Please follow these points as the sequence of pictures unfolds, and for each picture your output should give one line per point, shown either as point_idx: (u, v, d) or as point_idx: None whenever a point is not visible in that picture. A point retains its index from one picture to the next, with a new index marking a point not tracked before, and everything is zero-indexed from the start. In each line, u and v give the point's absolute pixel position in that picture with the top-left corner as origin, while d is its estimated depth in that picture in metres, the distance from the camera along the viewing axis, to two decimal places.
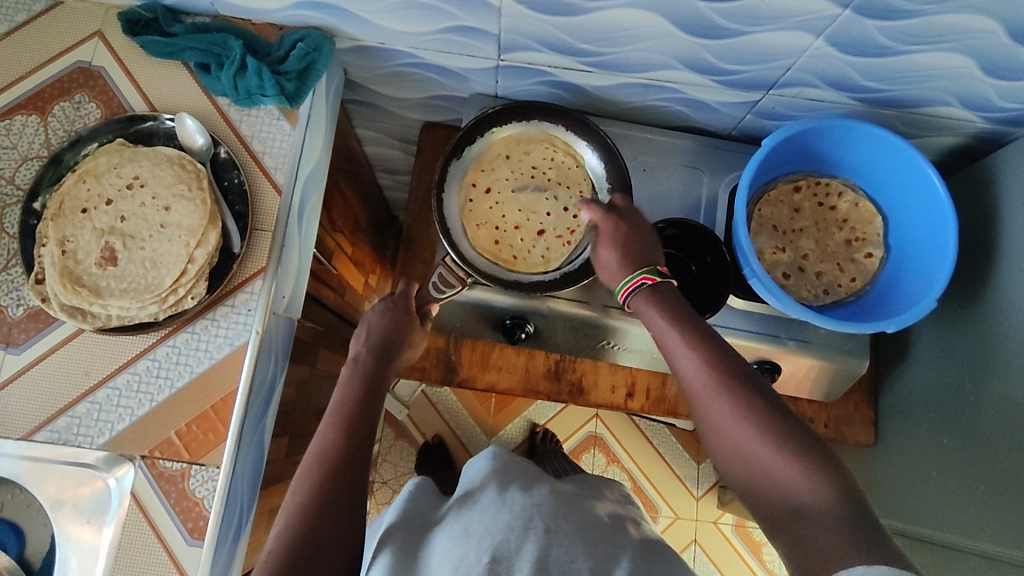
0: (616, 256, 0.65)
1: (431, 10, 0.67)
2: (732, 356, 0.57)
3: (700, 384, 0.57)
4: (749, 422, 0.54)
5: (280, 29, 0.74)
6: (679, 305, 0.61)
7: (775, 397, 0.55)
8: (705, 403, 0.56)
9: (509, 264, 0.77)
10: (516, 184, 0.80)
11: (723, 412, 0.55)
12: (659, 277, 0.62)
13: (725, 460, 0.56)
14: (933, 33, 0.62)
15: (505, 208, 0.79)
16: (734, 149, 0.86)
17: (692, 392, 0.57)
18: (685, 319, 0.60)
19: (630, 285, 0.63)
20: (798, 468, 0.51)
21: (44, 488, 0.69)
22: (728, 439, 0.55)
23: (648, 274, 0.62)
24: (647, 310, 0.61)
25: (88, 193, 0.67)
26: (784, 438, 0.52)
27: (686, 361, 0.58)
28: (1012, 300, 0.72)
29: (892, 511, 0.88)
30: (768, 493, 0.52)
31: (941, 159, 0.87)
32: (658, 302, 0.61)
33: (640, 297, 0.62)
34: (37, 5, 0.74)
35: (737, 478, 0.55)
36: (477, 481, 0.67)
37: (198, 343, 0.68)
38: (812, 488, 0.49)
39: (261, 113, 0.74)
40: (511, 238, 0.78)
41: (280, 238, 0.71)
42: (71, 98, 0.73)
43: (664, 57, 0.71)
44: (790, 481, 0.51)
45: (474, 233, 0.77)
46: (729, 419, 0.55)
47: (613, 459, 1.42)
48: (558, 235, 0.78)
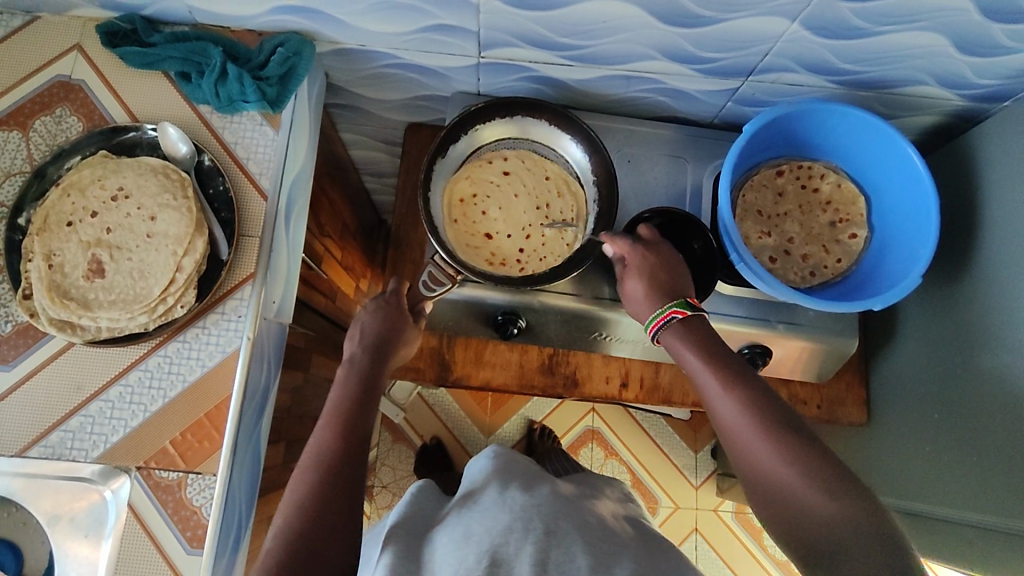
0: (644, 289, 0.68)
1: (409, 10, 0.67)
2: (768, 394, 0.60)
3: (738, 423, 0.59)
4: (789, 458, 0.55)
5: (259, 35, 0.75)
6: (713, 345, 0.64)
7: (812, 435, 0.57)
8: (745, 442, 0.58)
9: (451, 219, 0.79)
10: (527, 196, 0.81)
11: (762, 449, 0.57)
12: (689, 312, 0.66)
13: (759, 495, 0.58)
14: (906, 13, 0.63)
15: (504, 198, 0.81)
16: (715, 137, 0.87)
17: (729, 431, 0.59)
18: (721, 358, 0.62)
19: (662, 318, 0.66)
20: (838, 504, 0.53)
21: (40, 504, 0.68)
22: (767, 476, 0.57)
23: (678, 309, 0.66)
24: (684, 350, 0.64)
25: (73, 206, 0.67)
26: (822, 475, 0.54)
27: (723, 402, 0.60)
28: (995, 273, 0.73)
29: (889, 487, 0.89)
30: (808, 527, 0.54)
31: (920, 138, 0.88)
32: (694, 340, 0.64)
33: (671, 332, 0.66)
34: (13, 20, 0.74)
35: (772, 513, 0.57)
36: (478, 480, 0.68)
37: (189, 351, 0.68)
38: (855, 525, 0.52)
39: (243, 120, 0.74)
40: (471, 229, 0.79)
41: (267, 243, 0.71)
42: (51, 112, 0.72)
43: (643, 48, 0.72)
44: (830, 517, 0.53)
45: (453, 182, 0.80)
46: (767, 457, 0.56)
47: (612, 452, 1.42)
48: (491, 254, 0.78)
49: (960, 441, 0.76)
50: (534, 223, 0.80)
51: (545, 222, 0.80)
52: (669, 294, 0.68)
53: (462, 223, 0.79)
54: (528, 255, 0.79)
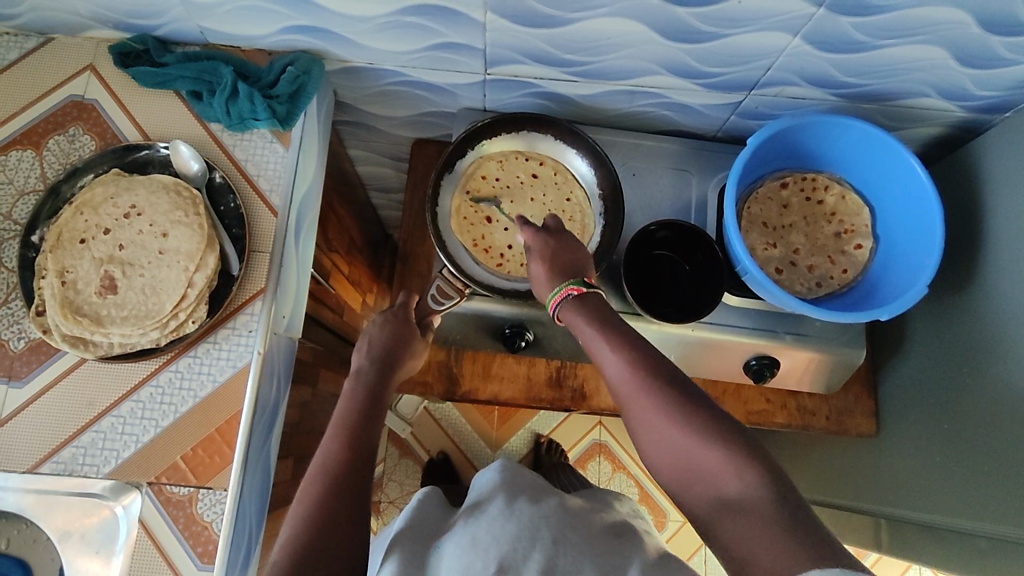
0: (546, 270, 0.68)
1: (417, 28, 0.68)
2: (654, 358, 0.60)
3: (627, 386, 0.59)
4: (671, 413, 0.56)
5: (269, 54, 0.76)
6: (605, 312, 0.64)
7: (695, 392, 0.58)
8: (637, 408, 0.58)
9: (461, 198, 0.79)
10: (542, 206, 0.80)
11: (649, 411, 0.57)
12: (586, 287, 0.66)
13: (653, 455, 0.58)
14: (907, 27, 0.64)
15: (521, 197, 0.81)
16: (720, 150, 0.88)
17: (621, 396, 0.60)
18: (610, 324, 0.63)
19: (558, 297, 0.66)
20: (718, 452, 0.53)
21: (52, 520, 0.69)
22: (656, 433, 0.57)
23: (574, 285, 0.66)
24: (580, 322, 0.64)
25: (86, 223, 0.67)
26: (703, 427, 0.55)
27: (615, 369, 0.61)
28: (1002, 283, 0.73)
29: (899, 501, 0.88)
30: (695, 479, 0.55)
31: (924, 149, 0.88)
32: (588, 314, 0.64)
33: (568, 306, 0.65)
34: (28, 42, 0.75)
35: (664, 471, 0.57)
36: (485, 490, 0.66)
37: (200, 366, 0.69)
38: (734, 468, 0.52)
39: (254, 137, 0.75)
40: (473, 220, 0.79)
41: (278, 258, 0.72)
42: (65, 131, 0.73)
43: (647, 63, 0.73)
44: (715, 467, 0.53)
45: (480, 165, 0.81)
46: (657, 419, 0.57)
47: (619, 466, 1.42)
48: (489, 250, 0.78)
49: (973, 451, 0.76)
50: None
51: None
52: (565, 274, 0.68)
53: (470, 203, 0.80)
54: (510, 257, 0.78)
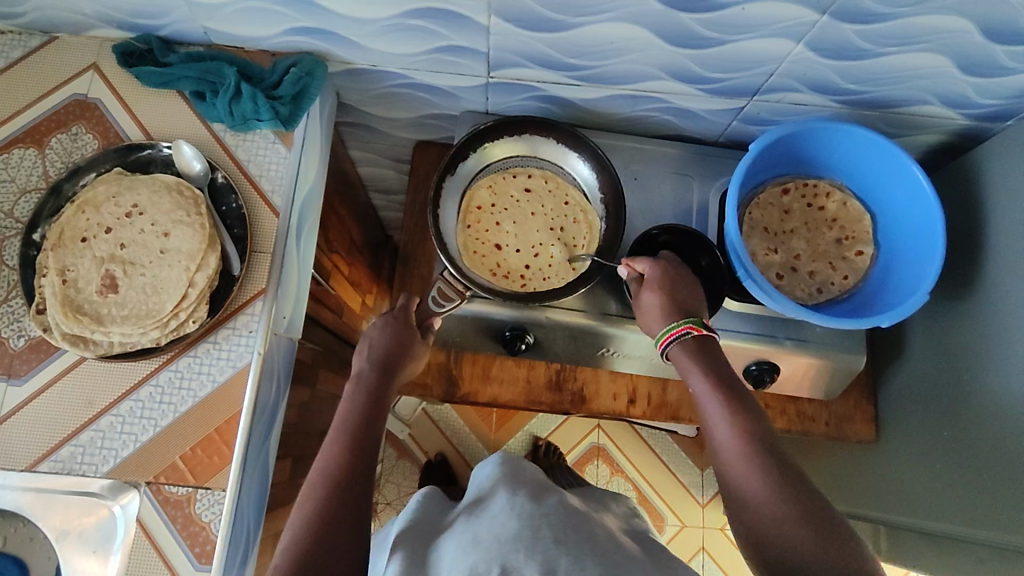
0: (661, 302, 0.69)
1: (420, 31, 0.69)
2: (767, 427, 0.61)
3: (736, 451, 0.60)
4: (778, 488, 0.57)
5: (272, 55, 0.76)
6: (721, 370, 0.65)
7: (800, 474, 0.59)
8: (737, 465, 0.59)
9: (460, 231, 0.79)
10: (544, 215, 0.81)
11: (754, 478, 0.58)
12: (703, 329, 0.67)
13: (741, 520, 0.58)
14: (909, 35, 0.64)
15: (519, 214, 0.81)
16: (721, 155, 0.88)
17: (725, 457, 0.61)
18: (729, 384, 0.64)
19: (672, 333, 0.67)
20: (818, 540, 0.54)
21: (49, 519, 0.69)
22: (752, 500, 0.58)
23: (694, 326, 0.67)
24: (693, 370, 0.65)
25: (87, 222, 0.67)
26: (805, 509, 0.56)
27: (725, 429, 0.61)
28: (1003, 291, 0.73)
29: (897, 507, 0.88)
30: (781, 554, 0.55)
31: (925, 156, 0.88)
32: (704, 364, 0.66)
33: (683, 349, 0.67)
34: (32, 40, 0.75)
35: (747, 540, 0.57)
36: (485, 486, 0.68)
37: (200, 366, 0.69)
38: (830, 559, 0.53)
39: (256, 138, 0.75)
40: (479, 244, 0.79)
41: (279, 259, 0.72)
42: (67, 130, 0.73)
43: (650, 68, 0.73)
44: (810, 553, 0.53)
45: (474, 192, 0.81)
46: (758, 483, 0.58)
47: (617, 470, 1.42)
48: (497, 264, 0.79)
49: (972, 458, 0.76)
50: (546, 243, 0.80)
51: (554, 243, 0.80)
52: (682, 311, 0.68)
53: (472, 233, 0.80)
54: (530, 275, 0.79)
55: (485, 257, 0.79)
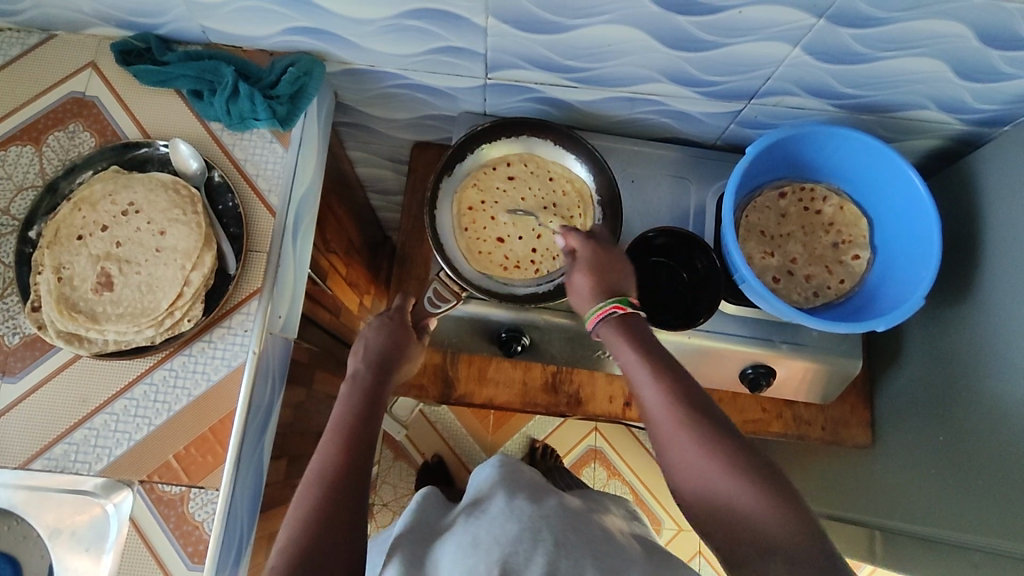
0: (591, 283, 0.67)
1: (418, 32, 0.69)
2: (693, 389, 0.60)
3: (668, 419, 0.58)
4: (712, 451, 0.56)
5: (271, 55, 0.76)
6: (646, 339, 0.63)
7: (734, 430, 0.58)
8: (671, 437, 0.58)
9: (458, 235, 0.79)
10: (535, 198, 0.81)
11: (689, 445, 0.57)
12: (629, 306, 0.65)
13: (682, 486, 0.57)
14: (905, 39, 0.64)
15: (508, 204, 0.81)
16: (719, 158, 0.88)
17: (659, 427, 0.59)
18: (655, 352, 0.62)
19: (600, 314, 0.65)
20: (757, 496, 0.53)
21: (42, 517, 0.69)
22: (689, 466, 0.57)
23: (618, 304, 0.65)
24: (617, 343, 0.63)
25: (83, 220, 0.68)
26: (740, 466, 0.55)
27: (656, 401, 0.59)
28: (999, 296, 0.73)
29: (894, 512, 0.88)
30: (725, 515, 0.54)
31: (923, 161, 0.88)
32: (627, 334, 0.63)
33: (610, 327, 0.64)
34: (30, 38, 0.75)
35: (693, 505, 0.57)
36: (484, 488, 0.67)
37: (195, 365, 0.69)
38: (771, 512, 0.53)
39: (253, 137, 0.75)
40: (480, 240, 0.79)
41: (275, 258, 0.72)
42: (65, 127, 0.74)
43: (647, 71, 0.73)
44: (752, 510, 0.53)
45: (463, 194, 0.80)
46: (693, 451, 0.56)
47: (614, 473, 1.41)
48: (506, 257, 0.79)
49: (970, 464, 0.76)
50: (545, 224, 0.80)
51: (553, 221, 0.80)
52: (609, 291, 0.67)
53: (473, 234, 0.79)
54: (542, 255, 0.79)
55: (489, 253, 0.79)
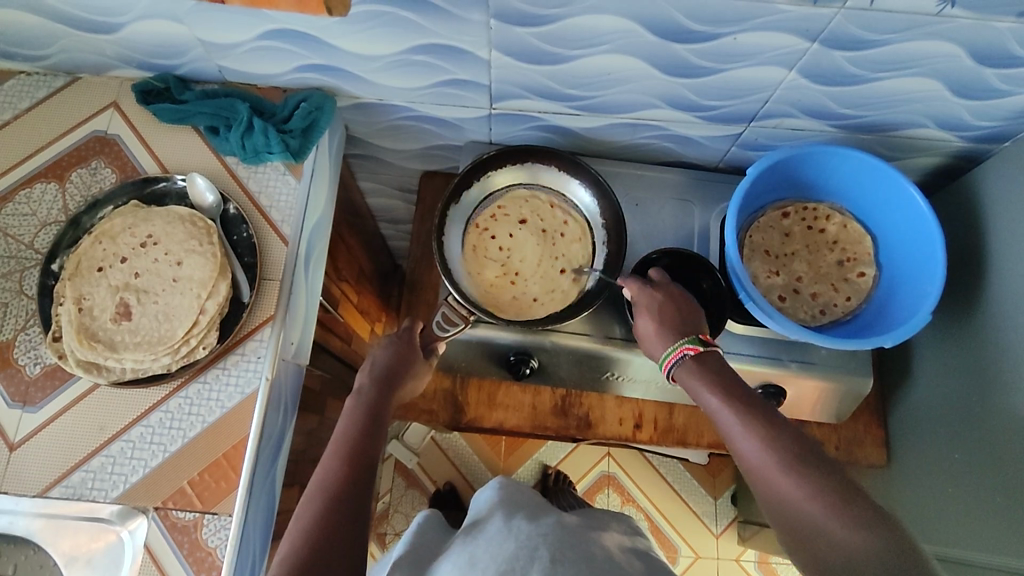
0: (654, 327, 0.70)
1: (424, 66, 0.71)
2: (773, 416, 0.60)
3: (750, 443, 0.59)
4: (800, 478, 0.55)
5: (284, 92, 0.79)
6: (726, 377, 0.64)
7: (819, 455, 0.57)
8: (758, 466, 0.58)
9: (552, 201, 0.84)
10: (531, 270, 0.81)
11: (777, 473, 0.56)
12: (702, 346, 0.67)
13: (779, 523, 0.56)
14: (899, 61, 0.65)
15: (543, 261, 0.82)
16: (721, 180, 0.89)
17: (743, 458, 0.59)
18: (730, 385, 0.63)
19: (675, 355, 0.67)
20: (834, 513, 0.53)
21: (60, 545, 0.69)
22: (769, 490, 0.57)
23: (690, 344, 0.67)
24: (694, 380, 0.65)
25: (104, 252, 0.70)
26: (833, 494, 0.54)
27: (739, 432, 0.60)
28: (1008, 310, 0.73)
29: (911, 531, 0.86)
30: (818, 546, 0.53)
31: (926, 179, 0.89)
32: (703, 372, 0.65)
33: (684, 368, 0.66)
34: (56, 81, 0.79)
35: (785, 536, 0.56)
36: (484, 511, 0.67)
37: (209, 392, 0.70)
38: (861, 541, 0.51)
39: (267, 170, 0.78)
40: (498, 212, 0.83)
41: (288, 286, 0.74)
42: (87, 165, 0.77)
43: (648, 98, 0.75)
44: (836, 531, 0.52)
45: (561, 196, 0.84)
46: (781, 479, 0.56)
47: (628, 499, 1.40)
48: (498, 216, 0.83)
49: (984, 480, 0.74)
50: (513, 266, 0.82)
51: (507, 277, 0.81)
52: (677, 331, 0.69)
53: (542, 206, 0.84)
54: (479, 238, 0.82)
55: (506, 214, 0.83)
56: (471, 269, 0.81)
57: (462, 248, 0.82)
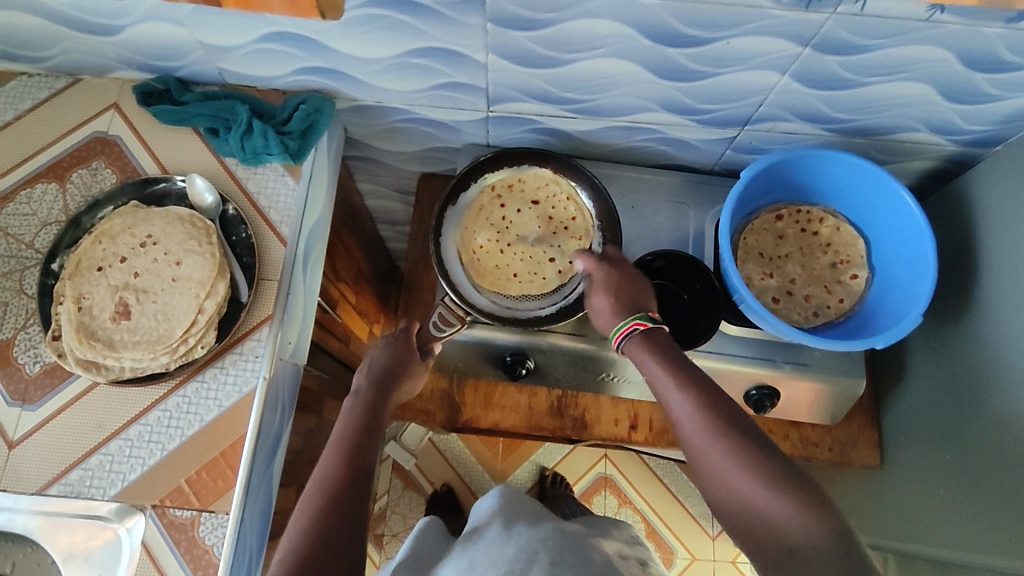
0: (611, 304, 0.69)
1: (422, 69, 0.72)
2: (715, 392, 0.61)
3: (692, 422, 0.59)
4: (738, 457, 0.56)
5: (283, 94, 0.80)
6: (670, 352, 0.64)
7: (756, 432, 0.58)
8: (699, 443, 0.59)
9: (570, 195, 0.83)
10: (517, 258, 0.81)
11: (717, 452, 0.57)
12: (649, 323, 0.66)
13: (717, 498, 0.58)
14: (891, 66, 0.66)
15: (537, 246, 0.81)
16: (715, 183, 0.90)
17: (685, 433, 0.60)
18: (674, 360, 0.63)
19: (624, 330, 0.66)
20: (782, 500, 0.53)
21: (57, 542, 0.70)
22: (718, 475, 0.57)
23: (638, 321, 0.66)
24: (641, 354, 0.65)
25: (103, 252, 0.71)
26: (767, 474, 0.55)
27: (683, 410, 0.60)
28: (1000, 313, 0.74)
29: (905, 532, 0.86)
30: (752, 523, 0.55)
31: (919, 182, 0.90)
32: (650, 347, 0.65)
33: (634, 342, 0.66)
34: (57, 82, 0.80)
35: (722, 509, 0.57)
36: (485, 518, 0.68)
37: (207, 391, 0.70)
38: (791, 518, 0.52)
39: (266, 171, 0.78)
40: (513, 191, 0.83)
41: (286, 286, 0.74)
42: (88, 165, 0.77)
43: (644, 101, 0.76)
44: (768, 509, 0.54)
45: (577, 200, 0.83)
46: (720, 457, 0.57)
47: (625, 501, 1.40)
48: (517, 191, 0.83)
49: (977, 482, 0.75)
50: (504, 241, 0.81)
51: (495, 247, 0.81)
52: (630, 309, 0.68)
53: (557, 196, 0.83)
54: (490, 201, 0.83)
55: (527, 196, 0.83)
56: (463, 234, 0.81)
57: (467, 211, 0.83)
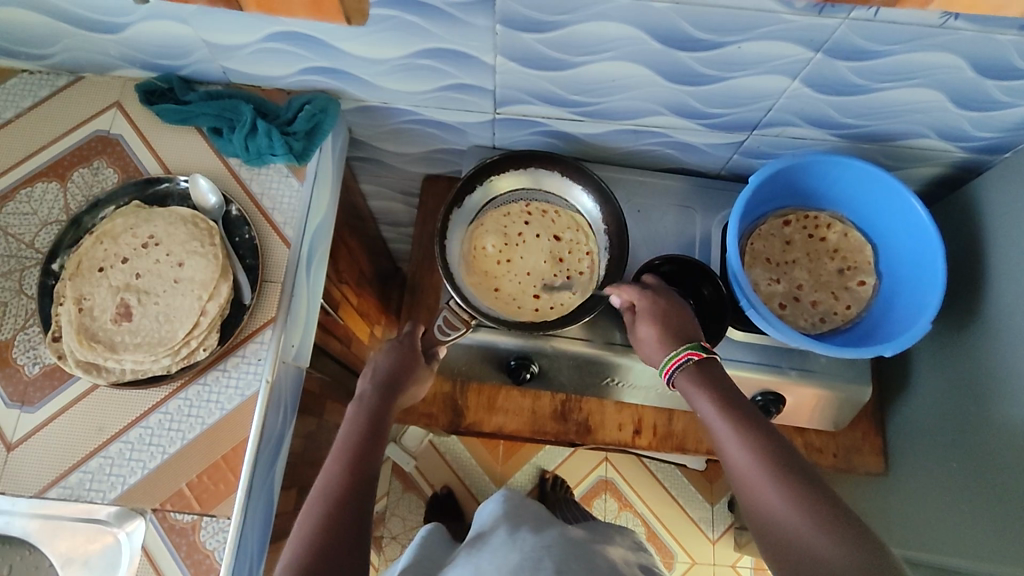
0: (657, 334, 0.69)
1: (429, 70, 0.72)
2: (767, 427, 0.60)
3: (740, 451, 0.58)
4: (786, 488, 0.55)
5: (288, 94, 0.79)
6: (725, 387, 0.63)
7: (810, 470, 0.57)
8: (747, 474, 0.57)
9: (591, 252, 0.82)
10: (509, 277, 0.81)
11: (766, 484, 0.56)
12: (704, 354, 0.66)
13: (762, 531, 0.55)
14: (902, 71, 0.66)
15: (534, 274, 0.82)
16: (722, 187, 0.89)
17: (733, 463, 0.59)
18: (728, 394, 0.62)
19: (675, 361, 0.66)
20: (829, 534, 0.51)
21: (56, 545, 0.69)
22: (759, 498, 0.56)
23: (693, 351, 0.66)
24: (694, 387, 0.64)
25: (104, 253, 0.70)
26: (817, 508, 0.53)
27: (732, 440, 0.59)
28: (1007, 321, 0.73)
29: (909, 539, 0.86)
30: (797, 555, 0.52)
31: (925, 189, 0.90)
32: (703, 380, 0.64)
33: (686, 374, 0.65)
34: (59, 80, 0.79)
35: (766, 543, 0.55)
36: (489, 523, 0.67)
37: (209, 394, 0.70)
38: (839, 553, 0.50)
39: (270, 172, 0.78)
40: (540, 221, 0.84)
41: (289, 289, 0.73)
42: (89, 164, 0.76)
43: (652, 105, 0.75)
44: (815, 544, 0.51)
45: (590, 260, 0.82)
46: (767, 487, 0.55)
47: (625, 505, 1.40)
48: (550, 221, 0.84)
49: (983, 491, 0.74)
50: (511, 254, 0.82)
51: (500, 254, 0.82)
52: (679, 338, 0.68)
53: (578, 242, 0.83)
54: (512, 214, 0.84)
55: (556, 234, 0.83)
56: (477, 238, 0.82)
57: (493, 217, 0.84)
